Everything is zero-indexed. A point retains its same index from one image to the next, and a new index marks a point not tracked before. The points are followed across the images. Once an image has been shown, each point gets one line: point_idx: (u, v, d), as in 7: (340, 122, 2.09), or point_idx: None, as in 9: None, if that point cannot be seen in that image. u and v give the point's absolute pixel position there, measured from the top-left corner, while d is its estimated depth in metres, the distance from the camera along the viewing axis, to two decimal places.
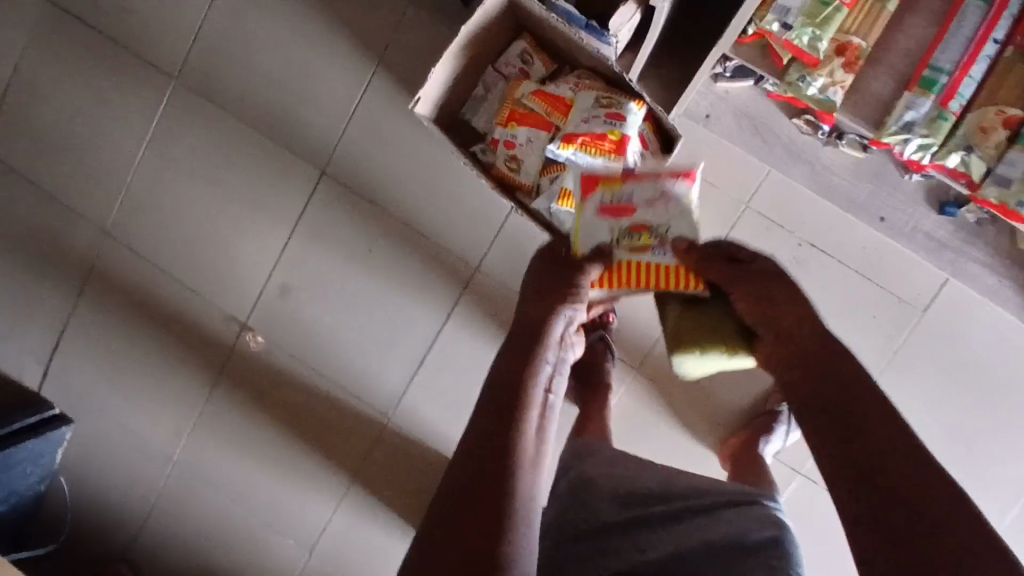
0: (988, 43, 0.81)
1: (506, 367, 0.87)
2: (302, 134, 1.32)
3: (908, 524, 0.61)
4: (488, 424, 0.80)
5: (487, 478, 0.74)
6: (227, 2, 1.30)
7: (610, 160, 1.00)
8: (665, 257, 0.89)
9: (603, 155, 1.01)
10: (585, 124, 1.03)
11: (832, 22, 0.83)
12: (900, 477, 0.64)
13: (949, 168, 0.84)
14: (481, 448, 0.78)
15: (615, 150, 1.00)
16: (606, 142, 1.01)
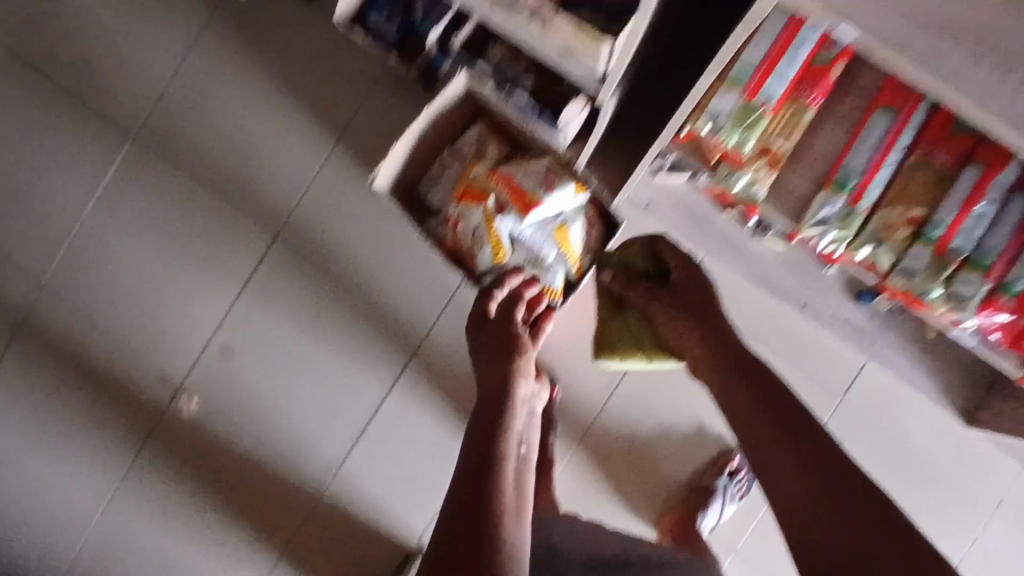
0: (894, 149, 0.91)
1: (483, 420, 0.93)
2: (259, 198, 1.34)
3: (830, 516, 0.73)
4: (474, 456, 0.83)
5: (482, 485, 0.77)
6: (193, 67, 1.33)
7: (523, 217, 1.12)
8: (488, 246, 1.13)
9: (518, 211, 1.12)
10: (523, 178, 1.14)
11: (758, 126, 0.91)
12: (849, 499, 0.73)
13: (861, 257, 0.96)
14: (473, 478, 0.79)
15: (529, 208, 1.11)
16: (525, 200, 1.12)
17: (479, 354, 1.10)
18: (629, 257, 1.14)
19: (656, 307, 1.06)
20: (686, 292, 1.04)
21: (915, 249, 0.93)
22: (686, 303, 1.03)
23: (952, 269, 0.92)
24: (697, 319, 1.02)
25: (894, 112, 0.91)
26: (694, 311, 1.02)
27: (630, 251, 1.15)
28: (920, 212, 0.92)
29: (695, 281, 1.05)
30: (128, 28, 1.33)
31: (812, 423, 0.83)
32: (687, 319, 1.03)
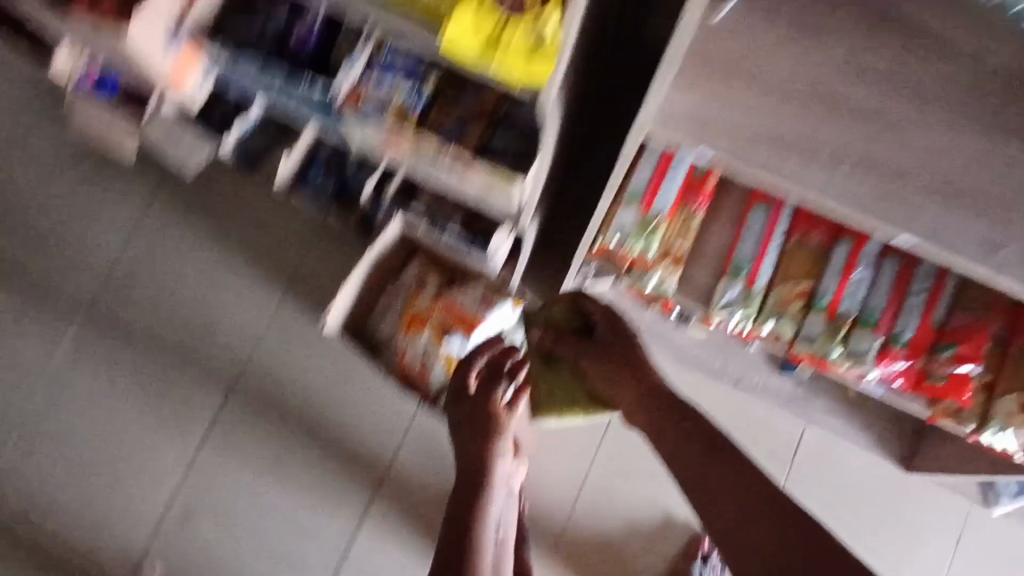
0: (774, 236, 1.06)
1: (460, 497, 0.98)
2: (211, 353, 1.39)
3: (755, 540, 0.78)
4: (453, 539, 0.91)
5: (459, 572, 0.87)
6: (140, 240, 1.42)
7: (467, 337, 1.24)
8: (439, 367, 1.26)
9: (462, 332, 1.24)
10: (464, 300, 1.26)
11: (657, 234, 1.05)
12: (762, 529, 0.79)
13: (767, 331, 1.09)
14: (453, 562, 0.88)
15: (472, 329, 1.24)
16: (467, 321, 1.24)
17: (456, 431, 1.09)
18: (551, 319, 1.24)
19: (590, 357, 1.13)
20: (605, 346, 1.11)
21: (811, 317, 1.07)
22: (605, 353, 1.11)
23: (846, 330, 1.06)
24: (623, 363, 1.08)
25: (767, 208, 1.07)
26: (618, 361, 1.09)
27: (554, 313, 1.24)
28: (808, 285, 1.07)
29: (618, 330, 1.11)
30: (74, 211, 1.42)
31: (737, 461, 0.87)
32: (614, 367, 1.09)
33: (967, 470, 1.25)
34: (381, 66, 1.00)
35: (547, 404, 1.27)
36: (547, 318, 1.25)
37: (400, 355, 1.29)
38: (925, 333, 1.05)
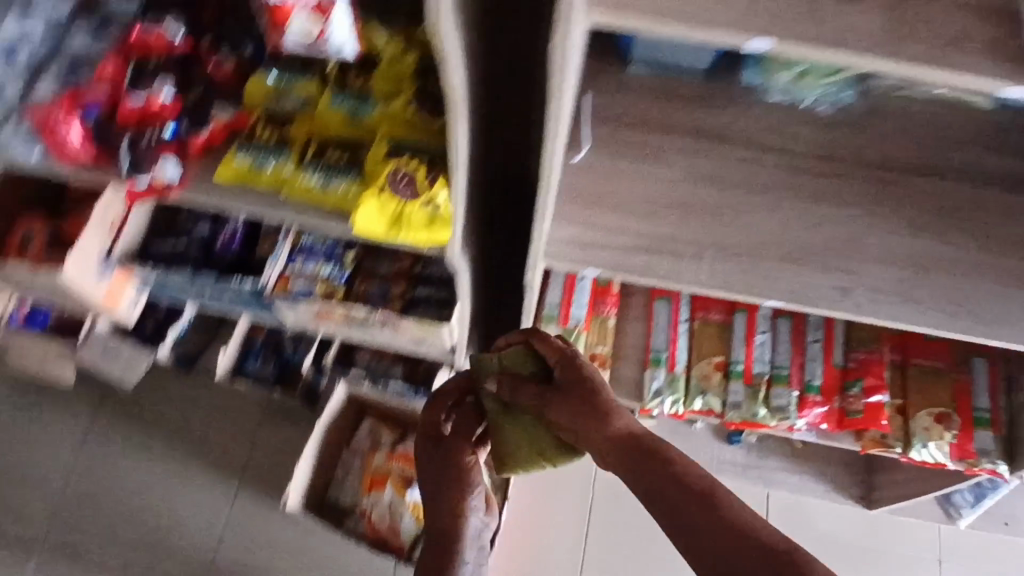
0: (680, 323, 1.21)
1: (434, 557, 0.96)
2: (173, 564, 1.35)
3: None
4: None
5: None
6: (88, 464, 1.42)
7: None
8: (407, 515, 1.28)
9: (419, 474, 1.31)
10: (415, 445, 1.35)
11: (579, 344, 1.16)
12: None
13: (699, 407, 1.19)
14: None
15: None
16: None
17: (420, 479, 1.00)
18: (501, 364, 0.92)
19: (549, 407, 0.85)
20: (563, 396, 0.84)
21: (732, 385, 1.18)
22: (564, 403, 0.84)
23: (765, 390, 1.18)
24: (586, 415, 0.81)
25: (668, 301, 1.22)
26: (579, 414, 0.82)
27: (508, 355, 0.92)
28: (721, 358, 1.19)
29: (573, 374, 0.85)
30: (23, 447, 1.42)
31: (729, 507, 0.68)
32: (579, 421, 0.82)
33: (918, 491, 1.34)
34: (302, 254, 1.11)
35: (514, 460, 0.91)
36: (499, 362, 0.92)
37: (367, 521, 1.30)
38: (832, 377, 1.18)
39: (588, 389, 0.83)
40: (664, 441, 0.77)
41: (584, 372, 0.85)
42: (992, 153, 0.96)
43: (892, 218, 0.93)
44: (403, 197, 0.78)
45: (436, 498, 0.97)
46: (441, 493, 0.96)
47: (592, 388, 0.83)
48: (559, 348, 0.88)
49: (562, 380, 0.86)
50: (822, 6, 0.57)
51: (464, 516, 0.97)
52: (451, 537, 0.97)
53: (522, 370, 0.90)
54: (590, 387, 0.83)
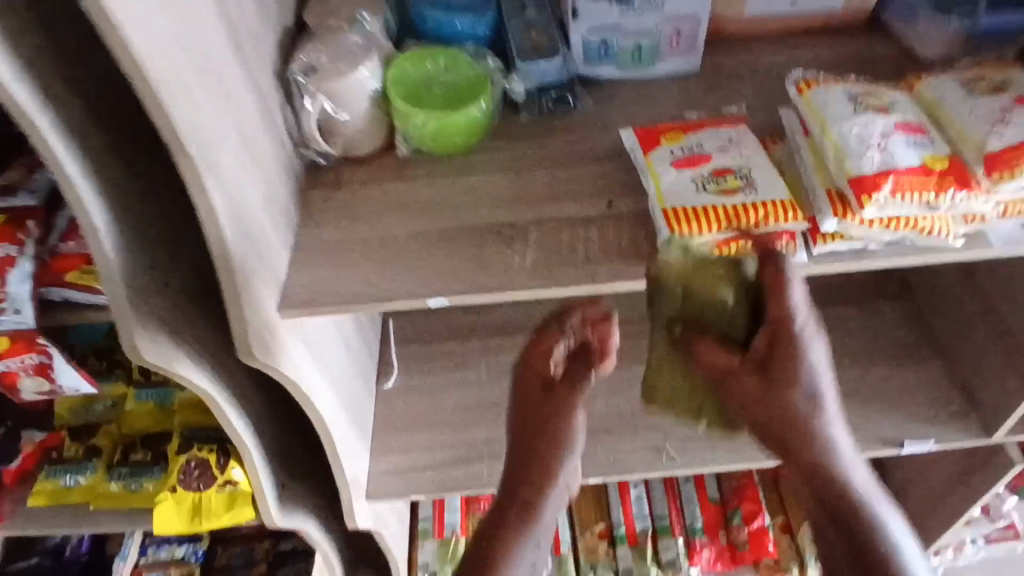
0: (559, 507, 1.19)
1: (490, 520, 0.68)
2: None
3: None
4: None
5: None
6: None
7: None
8: None
9: None
10: None
11: (458, 553, 1.14)
12: None
13: None
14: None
15: None
16: None
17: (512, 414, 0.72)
18: (684, 298, 0.61)
19: (728, 390, 0.61)
20: (769, 386, 0.59)
21: (620, 549, 1.15)
22: (767, 402, 0.59)
23: (653, 546, 1.15)
24: (780, 428, 0.60)
25: None
26: (780, 423, 0.60)
27: (713, 284, 0.60)
28: (604, 525, 1.18)
29: (792, 363, 0.59)
30: None
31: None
32: (775, 428, 0.60)
33: None
34: (154, 543, 1.09)
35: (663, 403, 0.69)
36: (682, 295, 0.61)
37: None
38: (712, 513, 1.17)
39: (793, 381, 0.59)
40: (867, 484, 0.61)
41: (801, 365, 0.59)
42: None
43: None
44: (196, 489, 0.80)
45: (514, 461, 0.69)
46: (537, 437, 0.69)
47: (809, 392, 0.59)
48: (794, 321, 0.58)
49: (778, 367, 0.59)
50: (485, 251, 0.66)
51: (549, 488, 0.67)
52: (525, 509, 0.67)
53: (716, 317, 0.60)
54: (804, 391, 0.59)
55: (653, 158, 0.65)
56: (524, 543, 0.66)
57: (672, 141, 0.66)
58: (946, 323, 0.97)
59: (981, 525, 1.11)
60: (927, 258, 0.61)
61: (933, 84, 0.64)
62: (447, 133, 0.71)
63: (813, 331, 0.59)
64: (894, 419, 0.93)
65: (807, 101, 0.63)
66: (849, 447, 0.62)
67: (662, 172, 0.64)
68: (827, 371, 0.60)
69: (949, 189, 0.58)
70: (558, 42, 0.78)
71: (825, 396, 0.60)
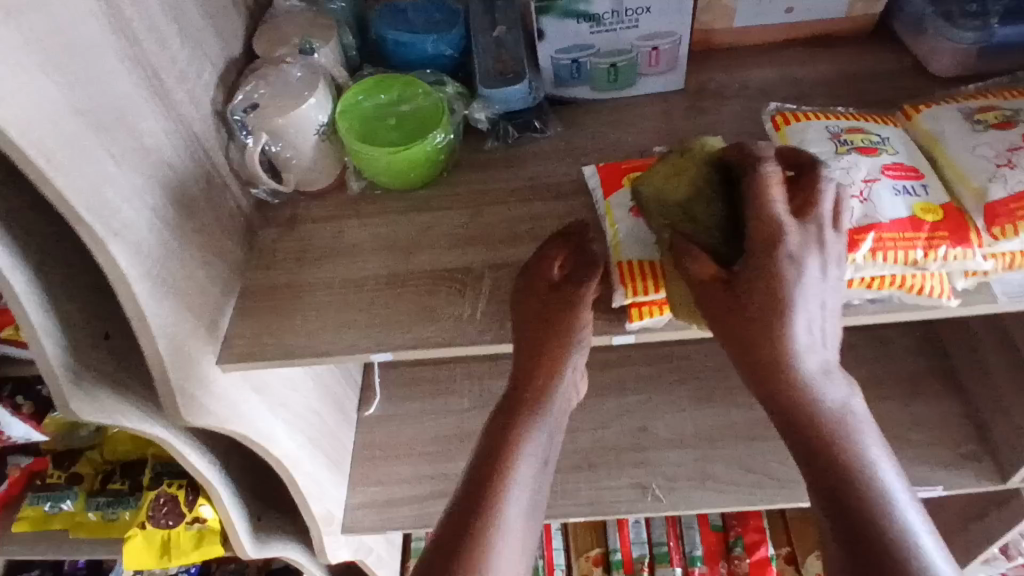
0: (554, 535, 1.16)
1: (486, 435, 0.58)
2: None
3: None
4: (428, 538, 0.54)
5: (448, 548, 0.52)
6: None
7: None
8: None
9: None
10: None
11: None
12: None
13: None
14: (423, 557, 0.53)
15: None
16: None
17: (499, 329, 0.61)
18: (676, 186, 0.55)
19: (705, 300, 0.51)
20: (739, 299, 0.49)
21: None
22: (733, 315, 0.49)
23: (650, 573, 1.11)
24: (760, 346, 0.48)
25: None
26: (753, 343, 0.49)
27: (690, 182, 0.54)
28: (599, 550, 1.14)
29: (760, 273, 0.48)
30: None
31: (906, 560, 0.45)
32: (750, 350, 0.49)
33: None
34: None
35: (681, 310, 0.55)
36: (659, 202, 0.56)
37: None
38: (712, 541, 1.13)
39: (791, 278, 0.48)
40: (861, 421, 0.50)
41: (773, 277, 0.48)
42: None
43: (684, 395, 0.93)
44: (166, 526, 0.80)
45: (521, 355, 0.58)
46: (544, 335, 0.58)
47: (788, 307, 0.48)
48: (766, 221, 0.48)
49: (745, 278, 0.49)
50: (437, 300, 0.63)
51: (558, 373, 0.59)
52: (531, 407, 0.58)
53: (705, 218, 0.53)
54: (787, 303, 0.48)
55: (612, 203, 0.61)
56: (528, 452, 0.57)
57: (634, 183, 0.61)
58: (965, 354, 0.88)
59: (999, 565, 1.03)
60: (915, 315, 0.55)
61: (931, 116, 0.57)
62: (398, 168, 0.67)
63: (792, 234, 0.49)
64: (899, 460, 0.86)
65: (783, 137, 0.56)
66: (835, 383, 0.50)
67: (619, 219, 0.59)
68: (816, 282, 0.49)
69: (939, 246, 0.52)
70: (524, 64, 0.72)
71: (808, 308, 0.49)
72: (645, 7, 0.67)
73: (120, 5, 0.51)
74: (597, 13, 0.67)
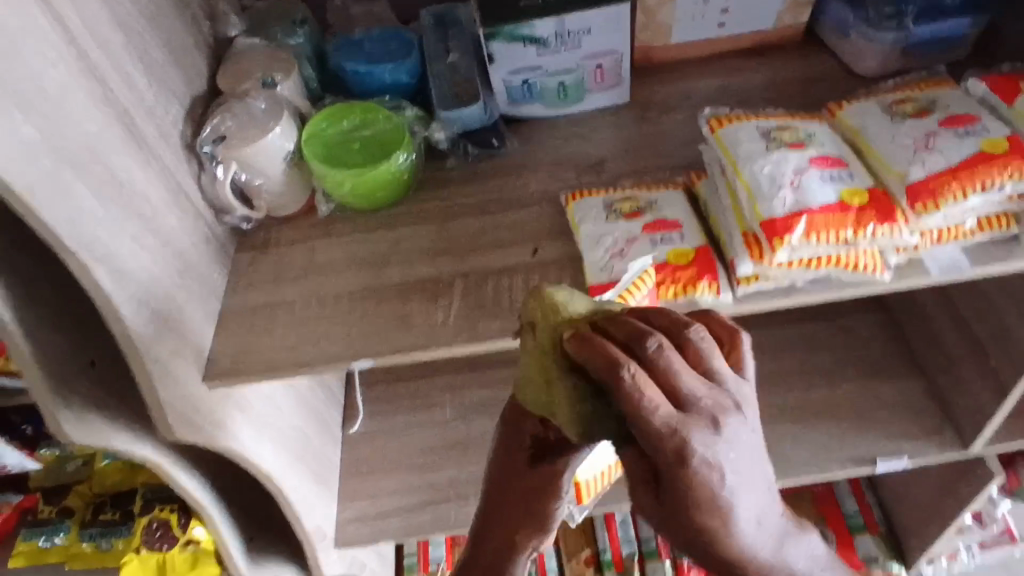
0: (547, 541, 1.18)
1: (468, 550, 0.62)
2: None
3: None
4: None
5: None
6: None
7: None
8: None
9: None
10: None
11: None
12: None
13: None
14: None
15: None
16: None
17: (480, 310, 0.66)
18: (551, 370, 0.45)
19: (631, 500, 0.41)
20: (677, 510, 0.38)
21: None
22: (679, 523, 0.38)
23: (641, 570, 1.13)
24: (696, 538, 0.39)
25: None
26: (705, 548, 0.39)
27: (563, 374, 0.44)
28: (590, 551, 1.16)
29: (682, 481, 0.37)
30: None
31: None
32: (706, 554, 0.39)
33: None
34: None
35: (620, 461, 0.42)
36: (549, 396, 0.46)
37: None
38: None
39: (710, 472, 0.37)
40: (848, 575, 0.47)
41: (697, 482, 0.37)
42: None
43: None
44: (160, 550, 0.82)
45: (483, 520, 0.60)
46: (523, 492, 0.57)
47: (730, 507, 0.38)
48: (653, 427, 0.37)
49: (666, 480, 0.38)
50: (410, 309, 0.67)
51: (520, 546, 0.59)
52: (508, 547, 0.59)
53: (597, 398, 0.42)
54: (701, 507, 0.37)
55: None
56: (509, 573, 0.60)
57: None
58: (918, 334, 0.94)
59: (974, 532, 1.11)
60: (854, 292, 0.60)
61: (855, 111, 0.64)
62: (367, 189, 0.72)
63: (682, 425, 0.37)
64: (865, 437, 0.90)
65: (718, 139, 0.62)
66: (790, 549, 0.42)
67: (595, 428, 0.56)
68: (742, 470, 0.38)
69: (868, 225, 0.57)
70: (479, 87, 0.79)
71: (741, 501, 0.38)
72: (587, 29, 0.74)
73: (85, 46, 0.55)
74: (542, 36, 0.74)
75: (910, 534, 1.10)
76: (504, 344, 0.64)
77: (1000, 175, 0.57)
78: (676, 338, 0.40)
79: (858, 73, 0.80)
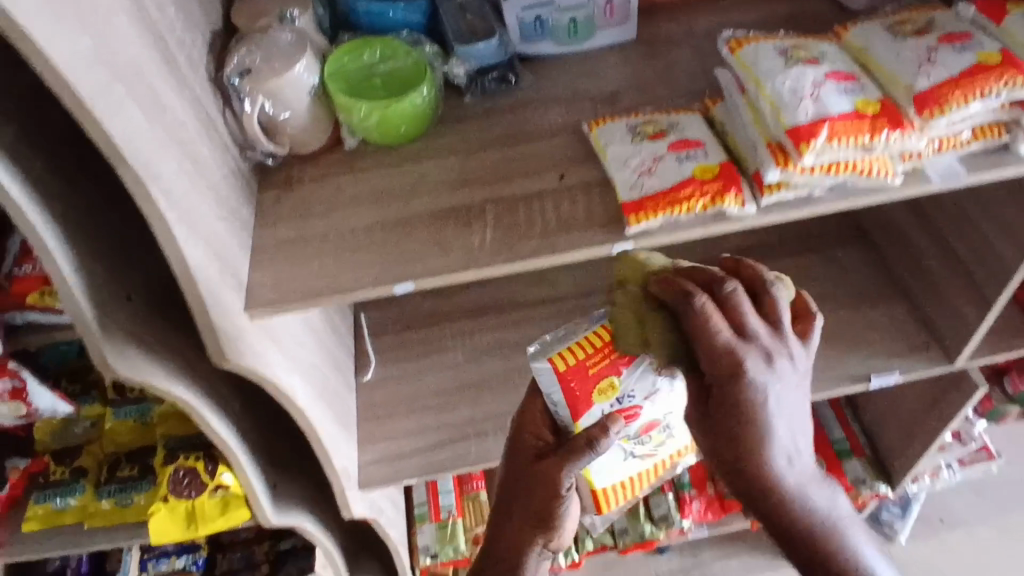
0: None
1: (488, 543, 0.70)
2: None
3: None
4: None
5: None
6: None
7: None
8: None
9: None
10: None
11: (457, 534, 1.16)
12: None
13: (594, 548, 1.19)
14: None
15: None
16: None
17: (514, 232, 0.68)
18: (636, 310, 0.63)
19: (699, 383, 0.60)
20: (726, 406, 0.58)
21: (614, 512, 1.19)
22: (722, 429, 0.59)
23: (644, 504, 1.19)
24: (727, 433, 0.58)
25: None
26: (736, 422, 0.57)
27: (637, 319, 0.62)
28: None
29: (735, 376, 0.56)
30: None
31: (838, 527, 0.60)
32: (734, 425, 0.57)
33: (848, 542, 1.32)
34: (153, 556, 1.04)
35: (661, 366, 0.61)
36: (627, 327, 0.64)
37: None
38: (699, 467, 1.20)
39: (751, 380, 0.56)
40: (837, 504, 0.62)
41: (745, 377, 0.56)
42: (722, 239, 1.09)
43: None
44: (188, 497, 0.83)
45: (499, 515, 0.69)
46: (530, 486, 0.66)
47: (768, 417, 0.57)
48: (718, 344, 0.56)
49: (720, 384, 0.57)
50: (445, 235, 0.68)
51: (531, 539, 0.68)
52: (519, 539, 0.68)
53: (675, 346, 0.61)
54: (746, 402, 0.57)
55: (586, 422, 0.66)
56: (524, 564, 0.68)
57: (604, 394, 0.66)
58: (902, 260, 1.00)
59: (954, 450, 1.18)
60: (868, 199, 0.65)
61: (859, 33, 0.69)
62: (392, 122, 0.73)
63: (741, 351, 0.56)
64: (858, 356, 0.96)
65: (739, 59, 0.67)
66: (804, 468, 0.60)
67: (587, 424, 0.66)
68: (781, 392, 0.58)
69: (882, 130, 0.61)
70: (493, 25, 0.81)
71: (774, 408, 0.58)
72: None
73: None
74: None
75: (894, 455, 1.17)
76: (540, 263, 0.67)
77: (996, 82, 0.62)
78: (731, 301, 0.57)
79: (850, 8, 0.84)
